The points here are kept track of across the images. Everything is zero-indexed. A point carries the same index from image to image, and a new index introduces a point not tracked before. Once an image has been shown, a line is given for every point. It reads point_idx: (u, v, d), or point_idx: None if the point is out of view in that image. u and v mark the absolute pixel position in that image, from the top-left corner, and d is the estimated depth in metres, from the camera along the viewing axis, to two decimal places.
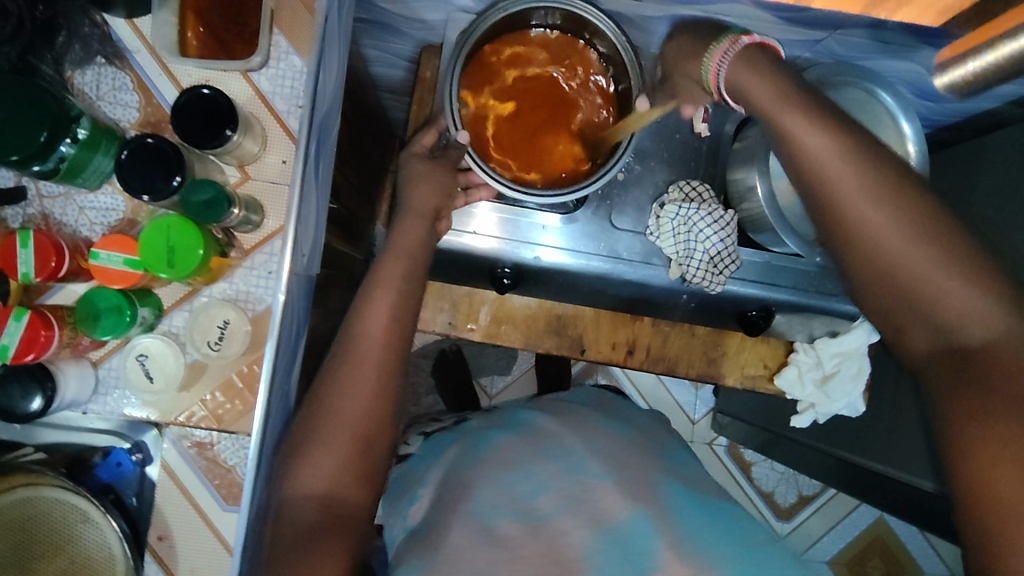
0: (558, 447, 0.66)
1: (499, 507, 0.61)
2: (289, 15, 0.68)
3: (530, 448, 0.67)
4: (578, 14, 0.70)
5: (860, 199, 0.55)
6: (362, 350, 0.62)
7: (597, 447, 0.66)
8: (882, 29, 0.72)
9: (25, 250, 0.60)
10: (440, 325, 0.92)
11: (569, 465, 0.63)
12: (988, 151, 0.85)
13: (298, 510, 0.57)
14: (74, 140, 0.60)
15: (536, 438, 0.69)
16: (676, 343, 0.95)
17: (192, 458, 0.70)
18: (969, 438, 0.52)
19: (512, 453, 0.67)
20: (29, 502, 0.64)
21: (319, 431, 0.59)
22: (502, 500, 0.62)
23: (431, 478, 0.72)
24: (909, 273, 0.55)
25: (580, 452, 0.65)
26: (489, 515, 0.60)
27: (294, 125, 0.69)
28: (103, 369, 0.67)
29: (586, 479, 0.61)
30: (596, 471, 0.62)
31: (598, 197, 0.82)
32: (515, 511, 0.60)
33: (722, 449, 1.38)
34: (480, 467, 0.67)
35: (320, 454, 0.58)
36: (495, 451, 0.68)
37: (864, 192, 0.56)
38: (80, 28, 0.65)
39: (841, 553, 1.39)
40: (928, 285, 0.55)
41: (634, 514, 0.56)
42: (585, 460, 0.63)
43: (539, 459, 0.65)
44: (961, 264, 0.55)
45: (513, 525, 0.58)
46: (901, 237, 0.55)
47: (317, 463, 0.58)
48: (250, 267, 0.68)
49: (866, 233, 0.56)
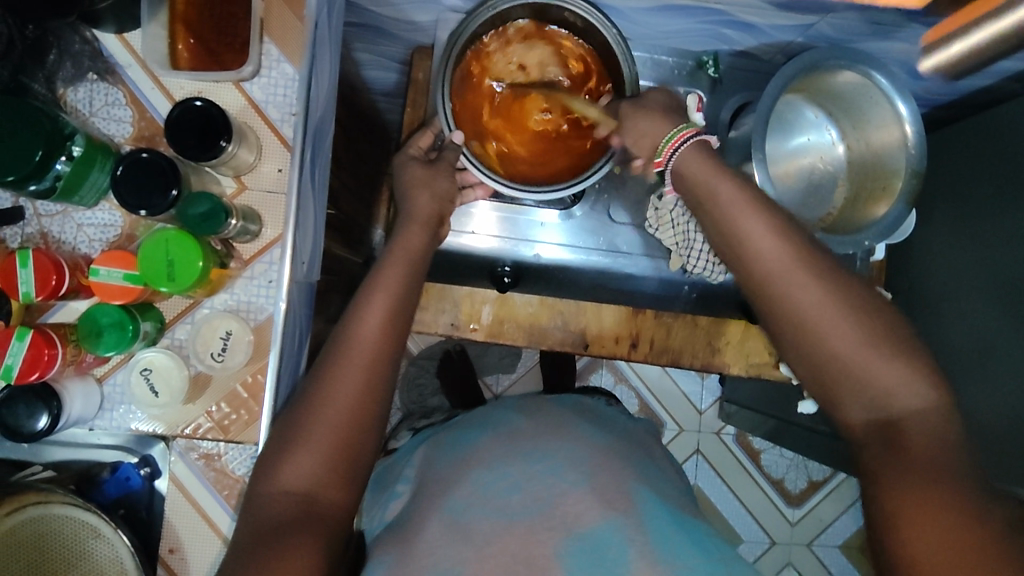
0: (538, 448, 0.66)
1: (473, 502, 0.61)
2: (278, 22, 0.68)
3: (509, 446, 0.67)
4: (568, 8, 0.70)
5: (787, 276, 0.56)
6: (352, 351, 0.62)
7: (576, 454, 0.65)
8: (873, 11, 0.72)
9: (25, 269, 0.60)
10: (442, 327, 0.87)
11: (546, 469, 0.63)
12: (986, 128, 0.85)
13: (274, 505, 0.56)
14: (69, 158, 0.60)
15: (516, 436, 0.68)
16: (680, 334, 0.91)
17: (201, 470, 0.70)
18: (894, 500, 0.49)
19: (489, 454, 0.66)
20: (40, 520, 0.64)
21: (305, 437, 0.58)
22: (477, 496, 0.62)
23: (412, 473, 0.72)
24: (824, 341, 0.55)
25: (559, 457, 0.64)
26: (462, 509, 0.61)
27: (289, 133, 0.69)
28: (107, 385, 0.67)
29: (560, 485, 0.60)
30: (572, 478, 0.61)
31: (596, 192, 0.87)
32: (487, 510, 0.60)
33: (730, 438, 1.38)
34: (459, 464, 0.67)
35: (301, 451, 0.58)
36: (474, 449, 0.68)
37: (798, 266, 0.56)
38: (71, 45, 0.65)
39: (853, 538, 1.39)
40: (850, 357, 0.54)
41: (605, 523, 0.57)
42: (562, 465, 0.63)
43: (518, 461, 0.64)
44: (885, 341, 0.55)
45: (485, 522, 0.59)
46: (821, 305, 0.55)
47: (297, 460, 0.58)
48: (250, 276, 0.68)
49: (790, 297, 0.56)
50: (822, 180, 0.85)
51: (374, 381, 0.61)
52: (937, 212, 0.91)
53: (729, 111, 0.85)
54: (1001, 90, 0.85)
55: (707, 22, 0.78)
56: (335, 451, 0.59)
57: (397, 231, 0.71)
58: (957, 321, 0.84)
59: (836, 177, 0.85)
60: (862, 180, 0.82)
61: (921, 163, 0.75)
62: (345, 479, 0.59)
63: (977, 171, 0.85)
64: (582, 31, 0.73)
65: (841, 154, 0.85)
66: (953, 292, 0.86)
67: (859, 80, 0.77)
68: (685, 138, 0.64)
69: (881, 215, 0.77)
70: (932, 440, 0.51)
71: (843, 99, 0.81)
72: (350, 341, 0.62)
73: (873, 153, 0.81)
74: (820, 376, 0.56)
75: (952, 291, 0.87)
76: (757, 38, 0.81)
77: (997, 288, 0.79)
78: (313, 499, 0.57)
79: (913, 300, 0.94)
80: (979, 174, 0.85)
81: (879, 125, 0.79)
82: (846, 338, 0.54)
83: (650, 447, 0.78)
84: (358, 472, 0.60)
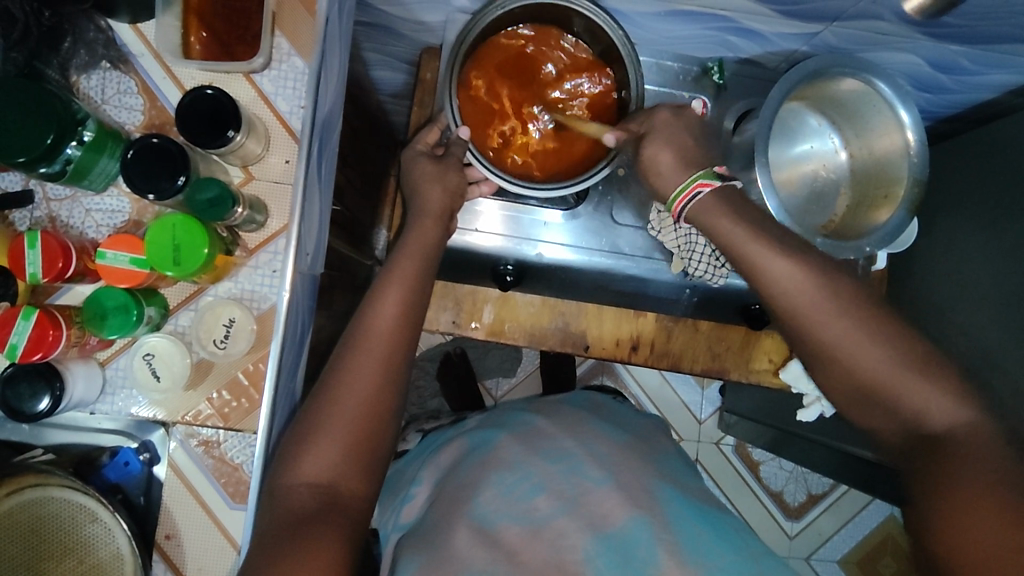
0: (557, 449, 0.67)
1: (498, 508, 0.61)
2: (291, 16, 0.69)
3: (526, 447, 0.68)
4: (576, 10, 0.71)
5: (820, 309, 0.59)
6: (372, 343, 0.63)
7: (596, 451, 0.66)
8: (878, 21, 0.72)
9: (33, 251, 0.61)
10: (444, 324, 0.94)
11: (568, 468, 0.63)
12: (991, 140, 0.86)
13: (295, 496, 0.56)
14: (80, 143, 0.61)
15: (532, 437, 0.69)
16: (680, 339, 0.96)
17: (200, 457, 0.69)
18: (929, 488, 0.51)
19: (509, 453, 0.67)
20: (40, 502, 0.65)
21: (324, 428, 0.59)
22: (501, 501, 0.62)
23: (425, 477, 0.73)
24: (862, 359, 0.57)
25: (579, 455, 0.65)
26: (489, 516, 0.61)
27: (297, 125, 0.70)
28: (110, 369, 0.68)
29: (584, 483, 0.61)
30: (594, 475, 0.62)
31: (599, 194, 0.86)
32: (510, 514, 0.60)
33: (729, 448, 1.38)
34: (478, 466, 0.67)
35: (322, 440, 0.58)
36: (493, 450, 0.69)
37: (825, 297, 0.59)
38: (86, 34, 0.67)
39: (852, 552, 1.38)
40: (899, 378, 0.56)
41: (632, 521, 0.57)
42: (583, 463, 0.64)
43: (538, 460, 0.65)
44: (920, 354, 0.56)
45: (512, 530, 0.58)
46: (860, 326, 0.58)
47: (317, 451, 0.58)
48: (254, 266, 0.69)
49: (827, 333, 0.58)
50: (824, 188, 0.85)
51: (388, 371, 0.62)
52: (939, 223, 0.92)
53: (733, 118, 0.85)
54: (1003, 104, 0.86)
55: (714, 28, 0.78)
56: (352, 439, 0.59)
57: (410, 225, 0.72)
58: (956, 332, 0.85)
59: (839, 184, 0.85)
60: (864, 188, 0.83)
61: (923, 171, 0.75)
62: (362, 472, 0.60)
63: (981, 182, 0.86)
64: (590, 30, 0.73)
65: (843, 161, 0.85)
66: (954, 303, 0.86)
67: (860, 88, 0.78)
68: (688, 196, 0.64)
69: (883, 220, 0.78)
70: (970, 445, 0.52)
71: (843, 106, 0.82)
72: (367, 332, 0.63)
73: (876, 160, 0.81)
74: (855, 385, 0.58)
75: (951, 302, 0.87)
76: (762, 45, 0.82)
77: (999, 300, 0.79)
78: (335, 490, 0.58)
79: (913, 310, 0.93)
80: (981, 187, 0.85)
81: (881, 133, 0.79)
82: (872, 359, 0.57)
83: (662, 443, 0.78)
84: (371, 465, 0.60)
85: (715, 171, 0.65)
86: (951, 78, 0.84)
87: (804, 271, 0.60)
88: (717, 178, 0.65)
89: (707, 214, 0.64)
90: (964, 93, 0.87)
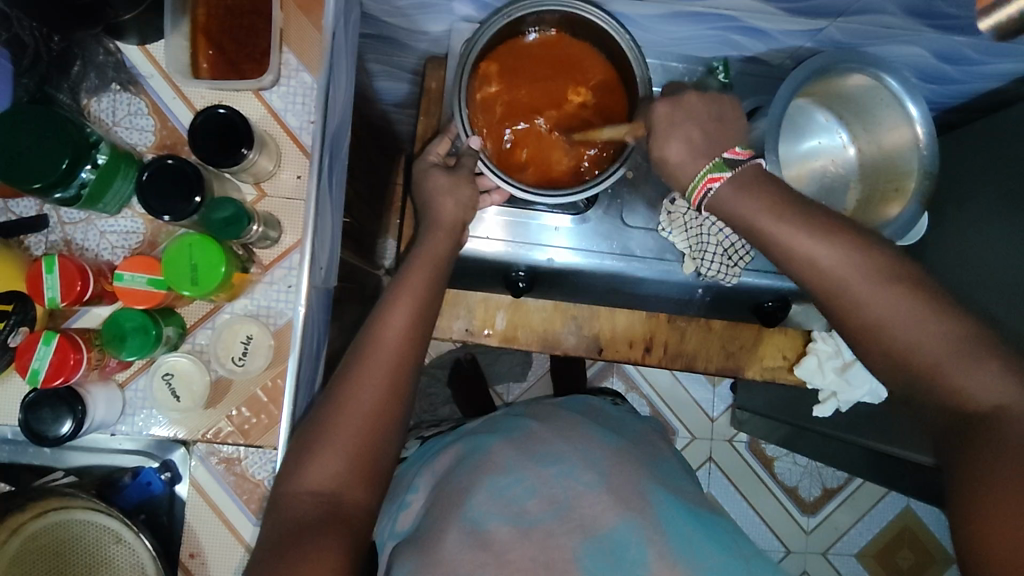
0: (551, 452, 0.66)
1: (490, 508, 0.61)
2: (298, 32, 0.69)
3: (522, 451, 0.67)
4: (582, 16, 0.71)
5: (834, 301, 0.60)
6: (374, 356, 0.62)
7: (589, 453, 0.66)
8: (883, 14, 0.72)
9: (50, 275, 0.61)
10: (457, 332, 0.93)
11: (560, 471, 0.63)
12: (997, 129, 0.86)
13: (298, 504, 0.57)
14: (94, 166, 0.61)
15: (526, 441, 0.69)
16: (693, 338, 0.95)
17: (221, 474, 0.70)
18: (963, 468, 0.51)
19: (501, 457, 0.67)
20: (63, 526, 0.65)
21: (320, 439, 0.59)
22: (492, 502, 0.62)
23: (423, 484, 0.72)
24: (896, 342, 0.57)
25: (572, 458, 0.65)
26: (481, 517, 0.60)
27: (308, 141, 0.70)
28: (129, 391, 0.68)
29: (576, 487, 0.61)
30: (587, 479, 0.62)
31: (609, 197, 0.86)
32: (501, 516, 0.60)
33: (743, 445, 1.37)
34: (472, 471, 0.67)
35: (323, 451, 0.58)
36: (486, 455, 0.68)
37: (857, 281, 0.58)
38: (95, 57, 0.67)
39: (869, 544, 1.37)
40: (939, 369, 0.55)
41: (622, 523, 0.58)
42: (576, 467, 0.64)
43: (532, 464, 0.65)
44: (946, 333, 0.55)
45: (504, 530, 0.59)
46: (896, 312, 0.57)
47: (318, 463, 0.58)
48: (270, 282, 0.69)
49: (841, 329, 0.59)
50: (834, 182, 0.85)
51: (393, 383, 0.62)
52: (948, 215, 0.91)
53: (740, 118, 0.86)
54: (1010, 92, 0.86)
55: (718, 28, 0.78)
56: (356, 451, 0.59)
57: (420, 239, 0.72)
58: None
59: (849, 179, 0.85)
60: (874, 181, 0.83)
61: (933, 164, 0.75)
62: (369, 480, 0.60)
63: (989, 172, 0.85)
64: (597, 34, 0.73)
65: (852, 156, 0.85)
66: None
67: (869, 82, 0.77)
68: (701, 193, 0.65)
69: (894, 215, 0.77)
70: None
71: (851, 102, 0.82)
72: (373, 344, 0.63)
73: (885, 154, 0.81)
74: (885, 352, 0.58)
75: None
76: (767, 43, 0.82)
77: None
78: (337, 498, 0.58)
79: None
80: (987, 177, 0.85)
81: (890, 127, 0.79)
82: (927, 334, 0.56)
83: (661, 446, 0.79)
84: (378, 474, 0.61)
85: (726, 160, 0.65)
86: (956, 69, 0.84)
87: (834, 284, 0.60)
88: (728, 169, 0.65)
89: (732, 198, 0.63)
90: (970, 83, 0.87)
